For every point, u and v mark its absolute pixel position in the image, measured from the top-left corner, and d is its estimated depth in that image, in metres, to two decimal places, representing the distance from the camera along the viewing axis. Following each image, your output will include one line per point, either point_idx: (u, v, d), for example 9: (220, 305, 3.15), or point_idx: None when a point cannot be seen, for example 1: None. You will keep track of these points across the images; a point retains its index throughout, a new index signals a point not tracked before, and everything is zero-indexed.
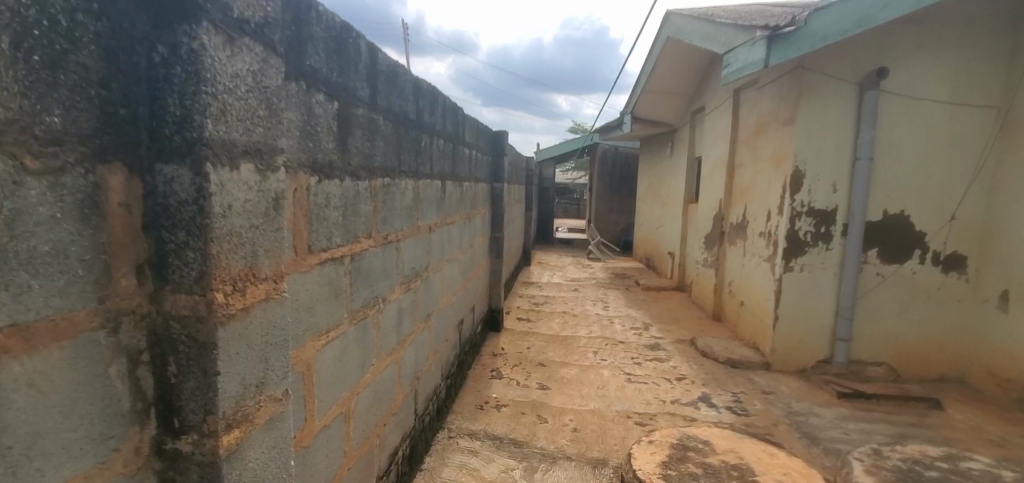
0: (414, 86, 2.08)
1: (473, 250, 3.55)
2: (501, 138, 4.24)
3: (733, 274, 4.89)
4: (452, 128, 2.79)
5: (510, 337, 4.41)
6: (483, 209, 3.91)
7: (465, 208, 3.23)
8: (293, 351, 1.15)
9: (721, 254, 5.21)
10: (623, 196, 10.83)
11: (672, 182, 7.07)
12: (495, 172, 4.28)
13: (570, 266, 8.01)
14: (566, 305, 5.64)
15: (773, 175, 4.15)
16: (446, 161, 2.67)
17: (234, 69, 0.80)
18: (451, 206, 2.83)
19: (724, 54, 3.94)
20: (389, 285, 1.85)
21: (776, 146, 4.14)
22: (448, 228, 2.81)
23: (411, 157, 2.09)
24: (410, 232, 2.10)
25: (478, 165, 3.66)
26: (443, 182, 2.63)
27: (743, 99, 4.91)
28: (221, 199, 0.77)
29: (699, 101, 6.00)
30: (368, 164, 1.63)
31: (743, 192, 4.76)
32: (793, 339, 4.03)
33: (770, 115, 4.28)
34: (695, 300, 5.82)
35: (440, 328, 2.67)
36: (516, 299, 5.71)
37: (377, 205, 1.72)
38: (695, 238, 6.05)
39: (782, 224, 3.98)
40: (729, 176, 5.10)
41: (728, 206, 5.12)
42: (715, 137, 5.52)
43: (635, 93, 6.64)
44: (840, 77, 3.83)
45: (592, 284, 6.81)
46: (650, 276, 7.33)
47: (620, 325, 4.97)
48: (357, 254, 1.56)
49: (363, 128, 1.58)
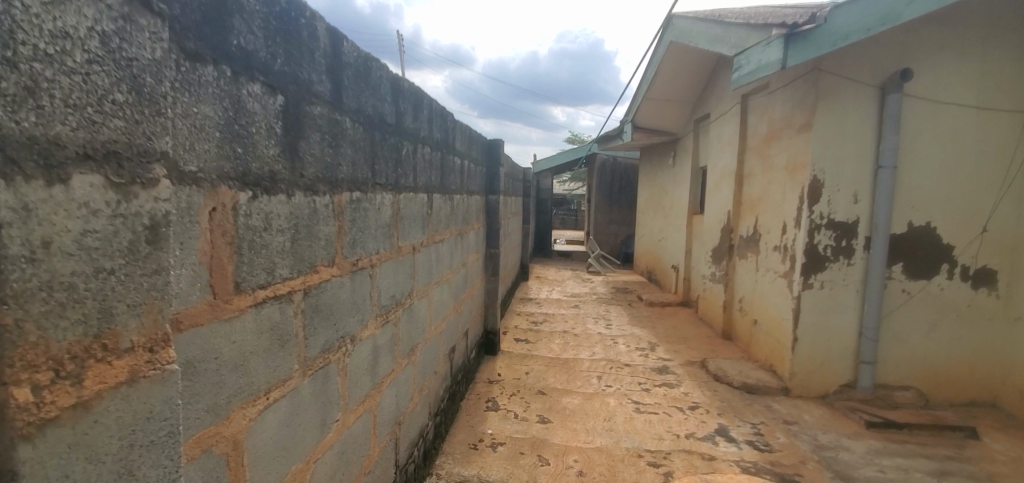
0: (391, 84, 1.78)
1: (466, 269, 3.25)
2: (496, 147, 3.95)
3: (745, 290, 4.58)
4: (441, 135, 2.50)
5: (507, 361, 4.07)
6: (476, 224, 3.60)
7: (455, 222, 2.92)
8: (182, 447, 0.81)
9: (731, 269, 4.91)
10: (622, 207, 10.55)
11: (675, 193, 6.78)
12: (490, 184, 3.98)
13: (570, 280, 7.69)
14: (566, 323, 5.31)
15: (788, 185, 3.86)
16: (433, 172, 2.36)
17: (52, 25, 0.51)
18: (439, 223, 2.52)
19: (735, 56, 3.67)
20: (361, 320, 1.54)
21: (791, 155, 3.86)
22: (437, 248, 2.50)
23: (390, 167, 1.79)
24: (389, 254, 1.80)
25: (471, 177, 3.36)
26: (431, 196, 2.33)
27: (752, 105, 4.64)
28: (25, 234, 0.49)
29: (704, 109, 5.73)
30: (330, 175, 1.33)
31: (754, 203, 4.47)
32: (813, 363, 3.72)
33: (783, 121, 4.01)
34: (703, 317, 5.50)
35: (426, 360, 2.34)
36: (513, 317, 5.39)
37: (344, 226, 1.42)
38: (701, 251, 5.75)
39: (800, 237, 3.69)
40: (738, 187, 4.82)
41: (738, 218, 4.82)
42: (722, 146, 5.25)
43: (635, 101, 6.37)
44: (860, 80, 3.56)
45: (593, 300, 6.49)
46: (653, 290, 7.01)
47: (624, 345, 4.65)
48: (316, 287, 1.25)
49: (322, 130, 1.28)
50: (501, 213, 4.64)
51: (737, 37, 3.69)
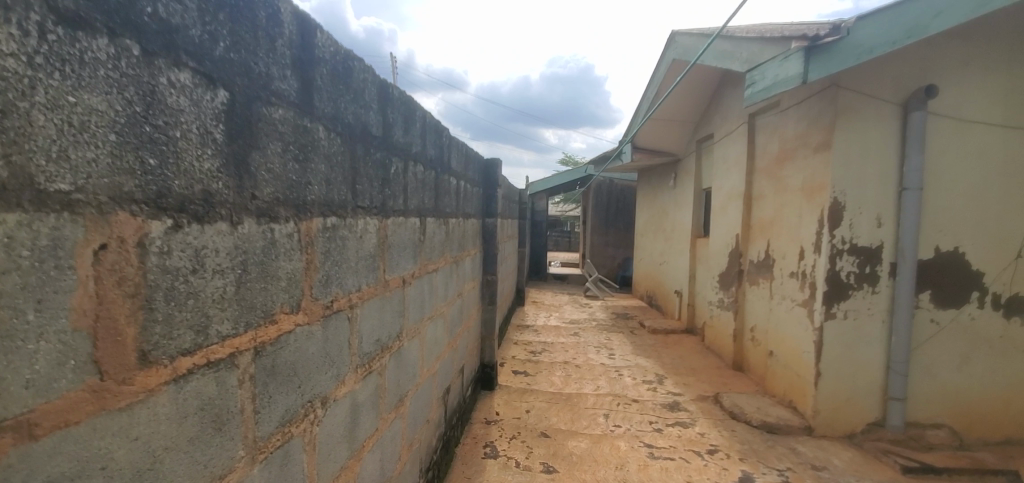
0: (379, 92, 1.51)
1: (462, 300, 2.96)
2: (493, 167, 3.69)
3: (758, 319, 4.30)
4: (435, 153, 2.23)
5: (505, 397, 3.75)
6: (473, 249, 3.32)
7: (451, 249, 2.63)
8: None
9: (741, 295, 4.64)
10: (619, 229, 10.32)
11: (676, 215, 6.55)
12: (486, 207, 3.71)
13: (568, 305, 7.38)
14: (567, 353, 5.00)
15: (805, 208, 3.63)
16: (426, 194, 2.08)
17: None
18: (433, 251, 2.23)
19: (747, 72, 3.47)
20: (337, 376, 1.25)
21: (806, 176, 3.63)
22: (430, 280, 2.21)
23: (376, 188, 1.51)
24: (374, 291, 1.50)
25: (468, 199, 3.09)
26: (424, 221, 2.05)
27: (760, 125, 4.44)
28: None
29: (707, 129, 5.54)
30: (296, 196, 1.04)
31: (766, 226, 4.23)
32: (838, 399, 3.44)
33: (797, 140, 3.79)
34: (710, 346, 5.20)
35: (417, 409, 2.03)
36: (510, 347, 5.06)
37: (315, 260, 1.13)
38: (707, 276, 5.49)
39: (820, 264, 3.43)
40: (747, 209, 4.58)
41: (748, 242, 4.57)
42: (726, 166, 5.04)
43: (635, 121, 6.18)
44: (880, 97, 3.36)
45: (593, 327, 6.18)
46: (655, 316, 6.72)
47: (630, 378, 4.34)
48: (273, 342, 0.96)
49: (286, 139, 1.01)
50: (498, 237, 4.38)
51: (749, 51, 3.49)
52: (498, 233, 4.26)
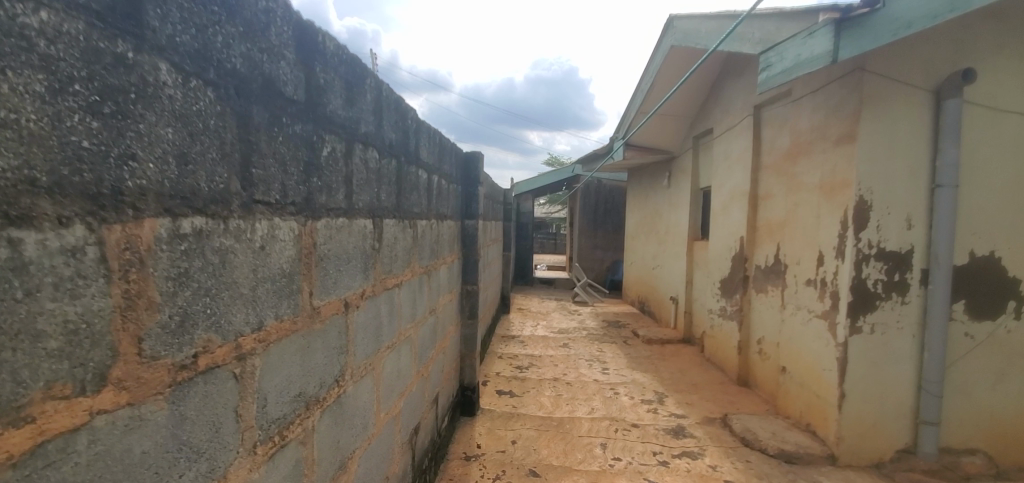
0: (300, 39, 1.05)
1: (435, 317, 2.49)
2: (473, 163, 3.24)
3: (769, 331, 3.89)
4: (397, 139, 1.76)
5: (488, 424, 3.28)
6: (449, 257, 2.86)
7: (420, 257, 2.16)
8: None
9: (747, 303, 4.23)
10: (608, 231, 9.91)
11: (670, 216, 6.14)
12: (466, 208, 3.26)
13: (556, 313, 6.94)
14: (556, 368, 4.55)
15: (824, 207, 3.23)
16: (384, 189, 1.62)
17: None
18: (393, 263, 1.76)
19: (763, 53, 3.07)
20: (210, 474, 0.78)
21: (826, 172, 3.23)
22: (390, 300, 1.74)
23: (296, 174, 1.04)
24: (290, 326, 1.03)
25: (443, 200, 2.63)
26: (380, 223, 1.58)
27: (767, 117, 4.04)
28: None
29: (705, 124, 5.13)
30: (95, 180, 0.58)
31: (776, 229, 3.82)
32: (865, 424, 3.04)
33: (813, 132, 3.39)
34: (711, 359, 4.78)
35: (370, 468, 1.56)
36: (494, 361, 4.60)
37: (153, 292, 0.66)
38: (705, 282, 5.09)
39: (843, 270, 3.03)
40: (753, 209, 4.17)
41: (754, 246, 4.16)
42: (727, 163, 4.63)
43: (629, 115, 5.77)
44: (910, 83, 2.98)
45: (584, 337, 5.74)
46: (648, 324, 6.29)
47: (627, 397, 3.90)
48: (21, 461, 0.51)
49: (59, 73, 0.54)
50: (480, 241, 3.93)
51: (765, 29, 3.09)
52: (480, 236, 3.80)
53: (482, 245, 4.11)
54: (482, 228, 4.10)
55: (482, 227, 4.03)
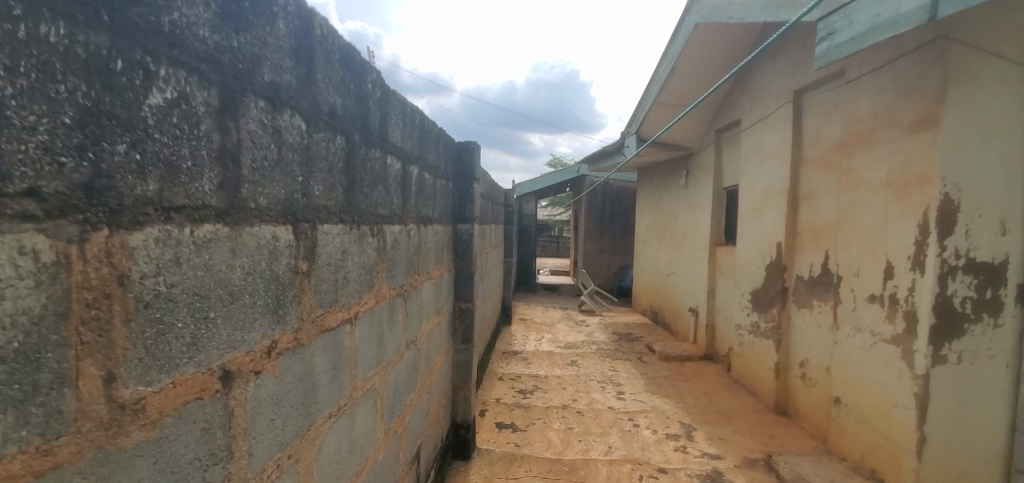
0: None
1: (416, 350, 1.91)
2: (468, 155, 2.67)
3: (818, 354, 3.30)
4: (344, 105, 1.19)
5: (485, 470, 2.70)
6: (438, 270, 2.29)
7: (391, 275, 1.59)
8: None
9: (785, 319, 3.64)
10: (615, 235, 9.31)
11: (687, 218, 5.55)
12: (458, 210, 2.68)
13: (561, 323, 6.34)
14: (565, 392, 3.97)
15: (894, 208, 2.66)
16: (315, 175, 1.04)
17: None
18: (340, 288, 1.18)
19: (824, 20, 2.52)
20: None
21: (897, 165, 2.66)
22: (337, 345, 1.17)
23: (16, 129, 0.49)
24: (30, 464, 0.50)
25: (428, 199, 2.06)
26: (310, 228, 1.01)
27: (811, 103, 3.48)
28: None
29: (730, 115, 4.56)
30: None
31: (826, 233, 3.24)
32: (948, 475, 2.47)
33: (878, 118, 2.82)
34: (740, 381, 4.18)
35: None
36: (493, 385, 4.02)
37: None
38: (731, 292, 4.51)
39: (922, 286, 2.46)
40: (793, 211, 3.60)
41: (794, 254, 3.58)
42: (756, 158, 4.06)
43: (643, 107, 5.21)
44: (1001, 53, 2.30)
45: (594, 351, 5.15)
46: (663, 336, 5.69)
47: (649, 431, 3.32)
48: None
49: None
50: (477, 249, 3.37)
51: None
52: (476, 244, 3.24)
53: (479, 252, 3.54)
54: (480, 233, 3.53)
55: (480, 234, 3.47)
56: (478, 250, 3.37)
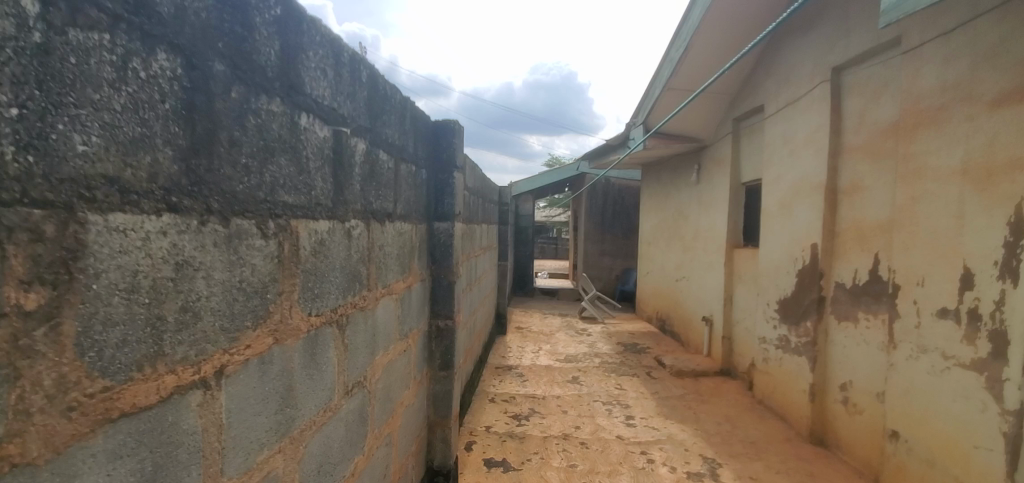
0: None
1: (363, 396, 1.37)
2: (446, 137, 2.14)
3: (867, 378, 2.77)
4: (181, 5, 0.67)
5: None
6: (402, 282, 1.76)
7: (314, 295, 1.06)
8: None
9: (822, 334, 3.11)
10: (617, 236, 8.79)
11: (698, 217, 5.02)
12: (433, 205, 2.15)
13: (561, 332, 5.81)
14: (564, 416, 3.44)
15: (973, 202, 2.15)
16: (72, 112, 0.53)
17: None
18: (171, 332, 0.66)
19: None
20: None
21: (976, 148, 2.15)
22: (157, 437, 0.65)
23: None
24: None
25: (386, 189, 1.53)
26: (46, 218, 0.50)
27: (854, 82, 2.97)
28: None
29: (749, 101, 4.05)
30: None
31: (877, 234, 2.72)
32: None
33: (949, 93, 2.31)
34: (766, 402, 3.65)
35: None
36: (483, 409, 3.48)
37: None
38: (752, 301, 3.99)
39: (1016, 299, 1.95)
40: (832, 207, 3.08)
41: (834, 258, 3.06)
42: (783, 148, 3.54)
43: (651, 94, 4.70)
44: None
45: (596, 365, 4.62)
46: (673, 347, 5.16)
47: (665, 468, 2.79)
48: None
49: None
50: (463, 253, 2.85)
51: None
52: (460, 247, 2.72)
53: (465, 256, 3.01)
54: (466, 234, 3.00)
55: (465, 236, 2.94)
56: (462, 255, 2.84)
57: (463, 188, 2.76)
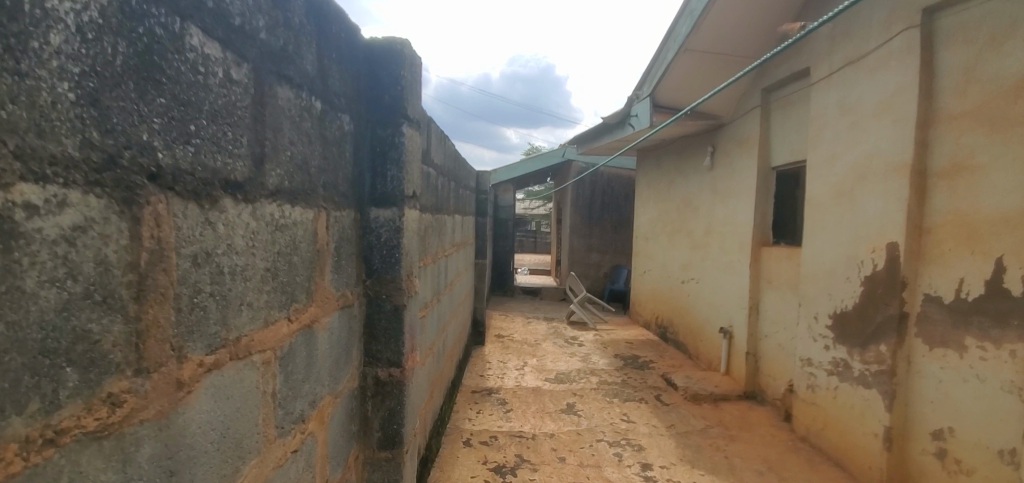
0: None
1: None
2: (383, 65, 1.26)
3: (982, 427, 2.02)
4: None
5: None
6: (296, 320, 0.89)
7: None
8: None
9: (905, 362, 2.36)
10: (605, 230, 8.01)
11: (710, 209, 4.24)
12: (363, 177, 1.27)
13: (548, 341, 4.99)
14: (562, 466, 2.61)
15: None
16: None
17: None
18: None
19: None
20: None
21: None
22: None
23: None
24: None
25: (219, 128, 0.67)
26: None
27: (960, 25, 2.19)
28: None
29: (788, 64, 3.26)
30: None
31: (1004, 232, 1.97)
32: None
33: None
34: (813, 440, 2.89)
35: None
36: (456, 457, 2.63)
37: None
38: (789, 311, 3.22)
39: None
40: (920, 195, 2.32)
41: (923, 262, 2.31)
42: (841, 120, 2.77)
43: (659, 61, 3.81)
44: None
45: (594, 385, 3.81)
46: (680, 360, 4.40)
47: None
48: None
49: None
50: (422, 255, 1.96)
51: None
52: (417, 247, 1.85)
53: (426, 260, 2.13)
54: (427, 227, 2.12)
55: (425, 232, 2.05)
56: (422, 257, 1.98)
57: (421, 162, 1.89)
